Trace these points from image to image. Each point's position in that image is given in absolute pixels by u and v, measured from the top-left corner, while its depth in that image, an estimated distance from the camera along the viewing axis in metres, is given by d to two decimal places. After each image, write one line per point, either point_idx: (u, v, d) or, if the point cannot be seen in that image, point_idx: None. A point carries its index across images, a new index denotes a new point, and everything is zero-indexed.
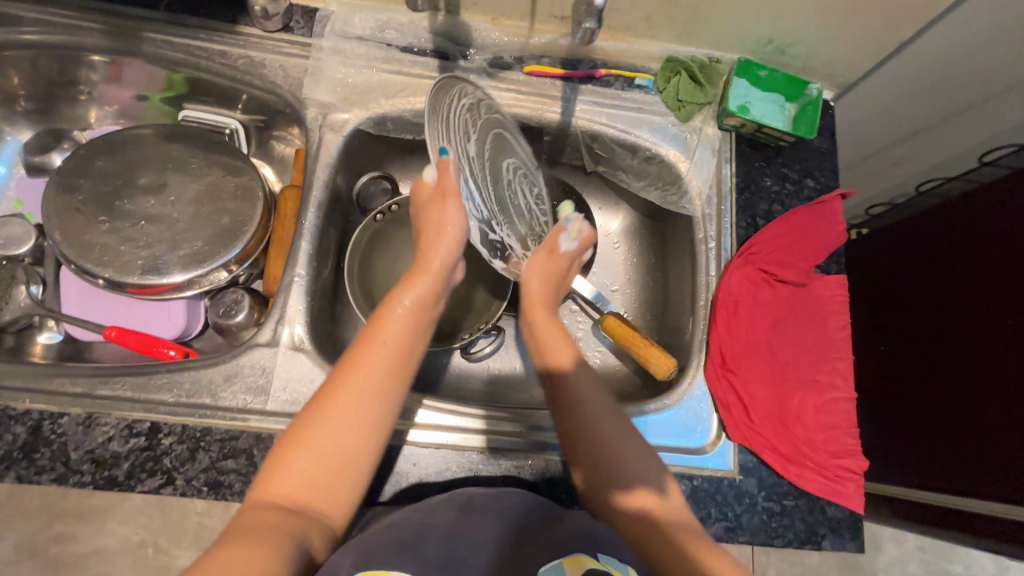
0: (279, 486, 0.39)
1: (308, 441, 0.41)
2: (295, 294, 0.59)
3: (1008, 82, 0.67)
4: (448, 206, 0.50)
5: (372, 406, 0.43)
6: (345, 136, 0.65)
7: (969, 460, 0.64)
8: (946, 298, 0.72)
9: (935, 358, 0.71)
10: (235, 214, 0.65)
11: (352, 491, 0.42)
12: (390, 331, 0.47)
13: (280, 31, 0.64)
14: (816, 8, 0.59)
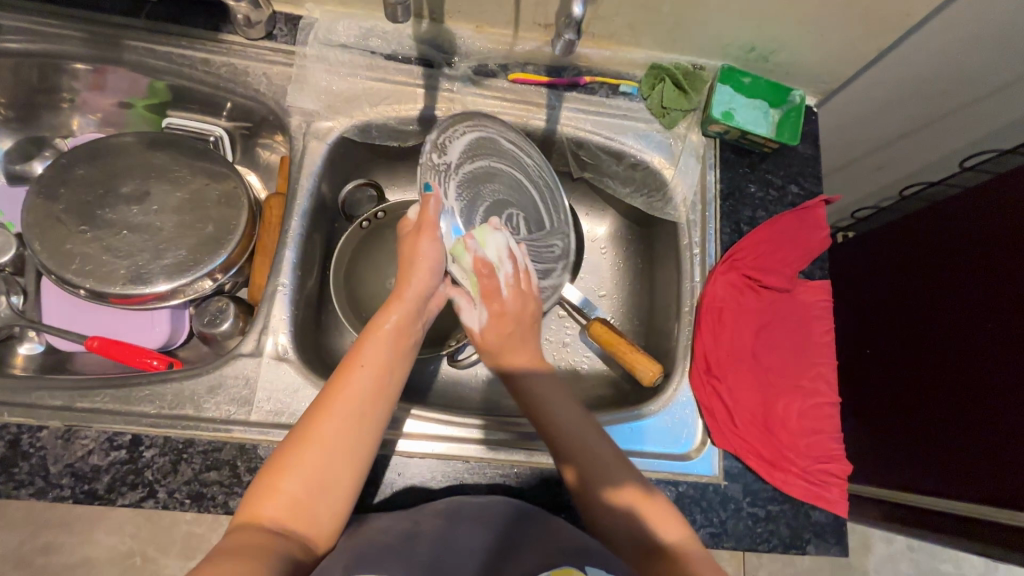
0: (265, 508, 0.40)
1: (293, 463, 0.41)
2: (279, 303, 0.59)
3: (988, 89, 0.68)
4: (423, 239, 0.51)
5: (356, 428, 0.44)
6: (330, 144, 0.65)
7: (955, 461, 0.64)
8: (929, 305, 0.72)
9: (916, 367, 0.72)
10: (219, 222, 0.64)
11: (338, 509, 0.42)
12: (372, 352, 0.47)
13: (263, 39, 0.64)
14: (797, 17, 0.59)
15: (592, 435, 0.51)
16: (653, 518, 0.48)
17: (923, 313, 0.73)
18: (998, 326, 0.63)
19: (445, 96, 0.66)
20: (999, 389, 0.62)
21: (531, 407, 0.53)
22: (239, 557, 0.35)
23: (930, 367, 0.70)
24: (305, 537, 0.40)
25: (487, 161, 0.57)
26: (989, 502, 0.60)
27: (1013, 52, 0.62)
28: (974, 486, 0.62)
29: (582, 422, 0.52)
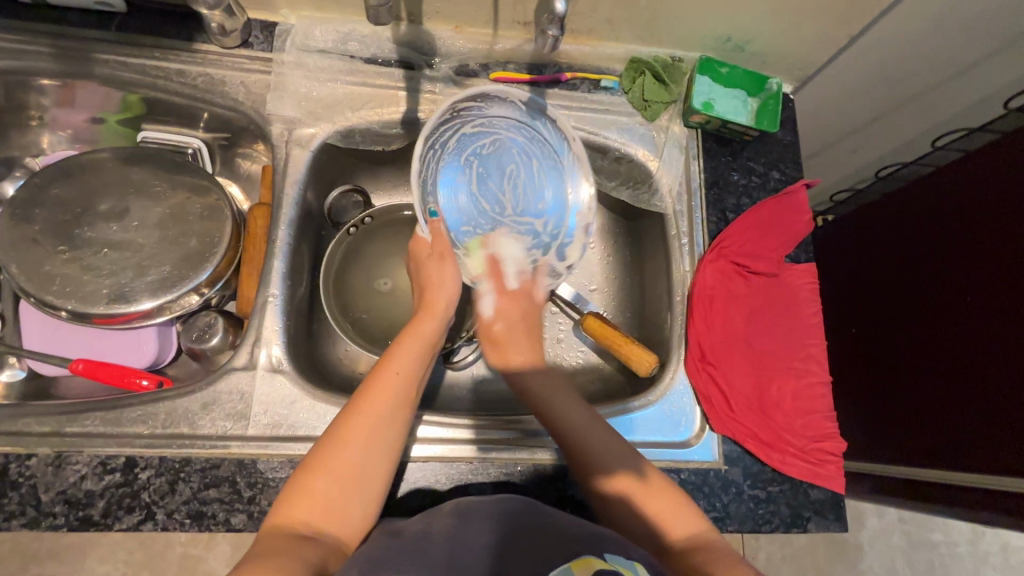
0: (299, 510, 0.43)
1: (330, 465, 0.45)
2: (271, 314, 0.58)
3: (953, 69, 0.70)
4: (448, 264, 0.59)
5: (385, 433, 0.48)
6: (313, 151, 0.63)
7: (941, 431, 0.66)
8: (916, 281, 0.73)
9: (906, 342, 0.73)
10: (202, 236, 0.64)
11: (363, 508, 0.46)
12: (400, 362, 0.52)
13: (238, 47, 0.63)
14: (771, 5, 0.60)
15: (604, 441, 0.52)
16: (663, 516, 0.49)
17: (912, 290, 0.74)
18: (981, 302, 0.65)
19: (428, 98, 0.66)
20: (982, 363, 0.63)
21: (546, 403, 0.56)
22: (272, 558, 0.38)
23: (921, 342, 0.71)
24: (334, 538, 0.44)
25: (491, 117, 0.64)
26: (969, 470, 0.62)
27: (977, 33, 0.64)
28: (955, 457, 0.64)
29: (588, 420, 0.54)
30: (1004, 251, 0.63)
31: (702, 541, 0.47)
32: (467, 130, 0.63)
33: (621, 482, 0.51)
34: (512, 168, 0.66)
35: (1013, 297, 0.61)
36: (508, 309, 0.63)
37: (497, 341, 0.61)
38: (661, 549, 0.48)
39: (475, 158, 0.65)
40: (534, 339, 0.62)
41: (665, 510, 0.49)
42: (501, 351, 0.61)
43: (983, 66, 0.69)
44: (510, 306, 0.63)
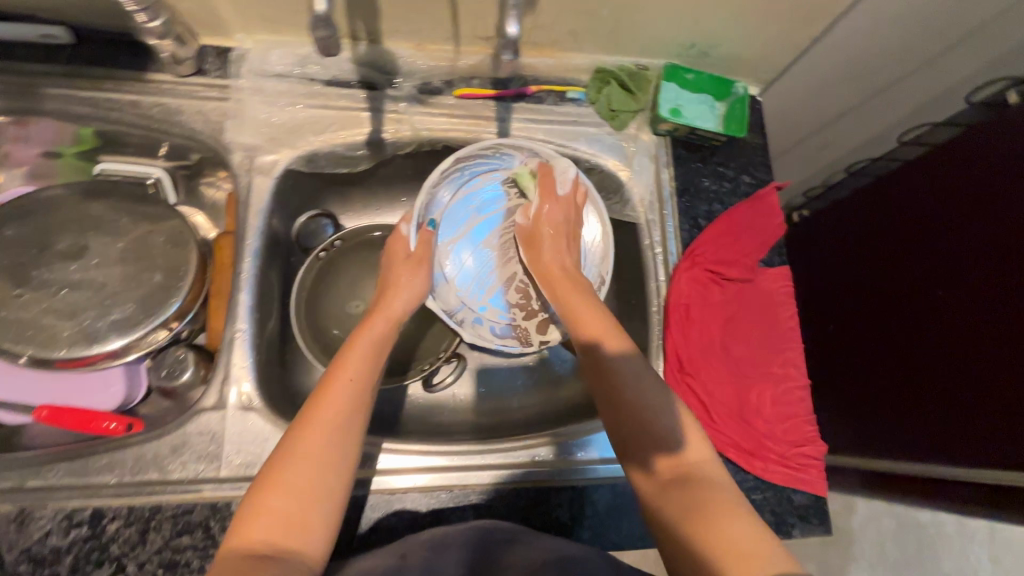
0: (253, 533, 0.41)
1: (283, 481, 0.43)
2: (239, 349, 0.57)
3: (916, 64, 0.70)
4: (422, 269, 0.62)
5: (340, 440, 0.46)
6: (275, 179, 0.62)
7: (926, 417, 0.67)
8: (899, 275, 0.74)
9: (894, 337, 0.74)
10: (167, 270, 0.62)
11: (326, 522, 0.43)
12: (353, 367, 0.51)
13: (193, 75, 0.61)
14: (732, 10, 0.60)
15: (639, 407, 0.50)
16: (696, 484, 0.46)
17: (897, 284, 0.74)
18: (962, 293, 0.65)
19: (392, 118, 0.64)
20: (958, 347, 0.65)
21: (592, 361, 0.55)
22: None
23: (902, 333, 0.72)
24: (299, 557, 0.41)
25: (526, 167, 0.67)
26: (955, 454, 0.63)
27: (938, 28, 0.64)
28: (941, 450, 0.65)
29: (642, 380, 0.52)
30: (982, 242, 0.64)
31: (708, 483, 0.46)
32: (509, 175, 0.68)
33: (629, 437, 0.50)
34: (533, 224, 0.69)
35: (993, 287, 0.62)
36: (544, 219, 0.64)
37: (533, 243, 0.65)
38: (663, 496, 0.46)
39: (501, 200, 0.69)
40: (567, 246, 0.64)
41: (669, 457, 0.48)
42: (536, 254, 0.64)
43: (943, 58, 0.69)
44: (545, 209, 0.64)
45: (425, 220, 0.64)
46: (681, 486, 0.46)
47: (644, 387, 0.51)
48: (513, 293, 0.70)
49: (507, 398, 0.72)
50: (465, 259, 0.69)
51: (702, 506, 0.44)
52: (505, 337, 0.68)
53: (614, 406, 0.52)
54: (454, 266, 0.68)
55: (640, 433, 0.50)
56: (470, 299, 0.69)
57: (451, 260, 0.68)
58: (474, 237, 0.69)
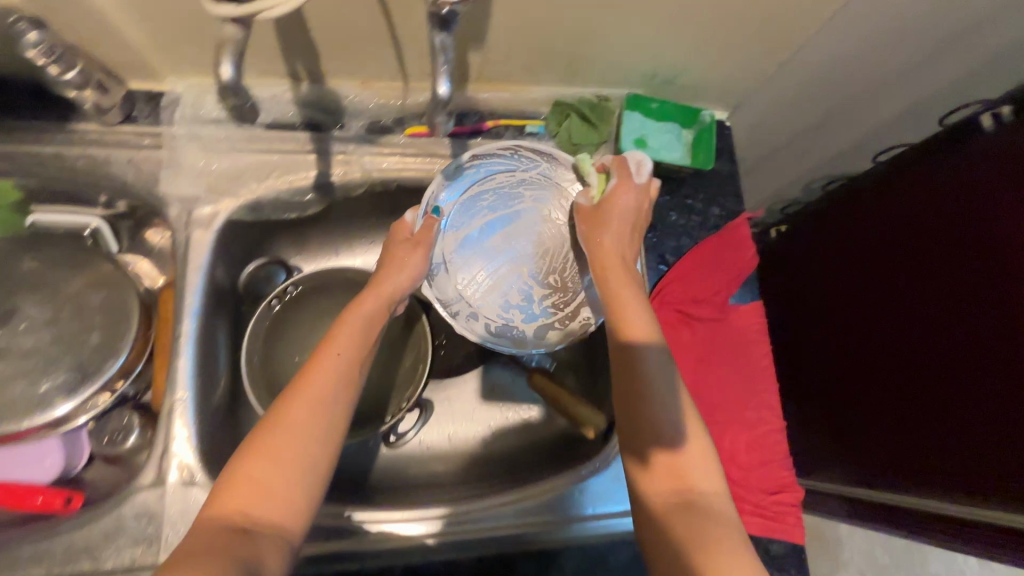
0: (228, 503, 0.40)
1: (266, 451, 0.42)
2: (180, 419, 0.53)
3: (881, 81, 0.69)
4: (419, 253, 0.57)
5: (324, 413, 0.45)
6: (216, 231, 0.58)
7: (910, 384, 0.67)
8: (891, 296, 0.71)
9: (887, 362, 0.70)
10: (106, 330, 0.60)
11: (306, 499, 0.42)
12: (342, 342, 0.49)
13: (122, 123, 0.57)
14: (692, 40, 0.58)
15: (656, 411, 0.46)
16: (697, 502, 0.43)
17: (881, 284, 0.73)
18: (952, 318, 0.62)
19: (340, 159, 0.60)
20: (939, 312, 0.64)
21: (622, 359, 0.48)
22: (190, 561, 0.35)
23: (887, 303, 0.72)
24: (272, 531, 0.40)
25: (541, 168, 0.63)
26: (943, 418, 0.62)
27: None
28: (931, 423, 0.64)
29: (658, 385, 0.46)
30: (971, 263, 0.60)
31: (709, 511, 0.42)
32: (526, 176, 0.64)
33: (638, 435, 0.46)
34: (547, 228, 0.65)
35: (987, 312, 0.58)
36: (620, 203, 0.56)
37: (599, 220, 0.55)
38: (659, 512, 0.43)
39: (516, 198, 0.65)
40: (633, 237, 0.56)
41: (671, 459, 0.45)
42: (596, 234, 0.55)
43: (910, 78, 0.67)
44: (617, 192, 0.56)
45: (433, 207, 0.60)
46: (681, 509, 0.42)
47: (664, 394, 0.46)
48: (517, 295, 0.66)
49: (476, 444, 0.69)
50: (470, 254, 0.64)
51: (701, 527, 0.41)
52: (499, 338, 0.63)
53: (632, 404, 0.46)
54: (458, 257, 0.64)
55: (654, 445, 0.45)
56: (469, 293, 0.64)
57: (453, 250, 0.64)
58: (483, 232, 0.65)
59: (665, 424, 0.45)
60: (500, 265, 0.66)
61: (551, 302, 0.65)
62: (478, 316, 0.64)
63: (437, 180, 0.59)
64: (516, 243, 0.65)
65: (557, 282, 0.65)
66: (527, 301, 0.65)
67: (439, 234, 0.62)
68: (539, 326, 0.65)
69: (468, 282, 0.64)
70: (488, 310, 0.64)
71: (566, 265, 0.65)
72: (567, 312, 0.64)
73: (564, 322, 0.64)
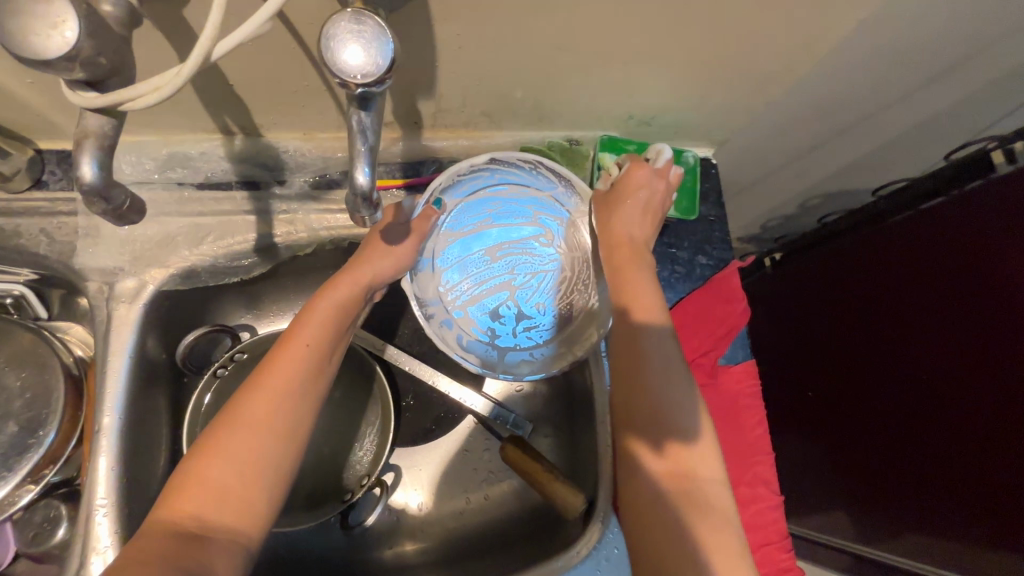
0: (180, 506, 0.37)
1: (222, 448, 0.39)
2: (100, 529, 0.47)
3: (875, 114, 0.63)
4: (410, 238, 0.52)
5: (289, 408, 0.41)
6: (144, 304, 0.52)
7: (918, 370, 0.63)
8: (881, 310, 0.69)
9: (887, 355, 0.67)
10: (26, 417, 0.54)
11: (268, 501, 0.39)
12: (314, 330, 0.45)
13: (31, 190, 0.51)
14: (668, 81, 0.52)
15: (664, 397, 0.44)
16: (697, 500, 0.42)
17: (879, 268, 0.69)
18: (949, 326, 0.60)
19: (283, 219, 0.54)
20: (943, 293, 0.60)
21: (630, 345, 0.47)
22: None
23: (887, 285, 0.68)
24: (232, 538, 0.37)
25: (558, 193, 0.59)
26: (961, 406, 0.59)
27: (900, 84, 0.57)
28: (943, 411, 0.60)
29: (670, 376, 0.45)
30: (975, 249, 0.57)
31: (705, 508, 0.42)
32: (539, 195, 0.60)
33: (651, 427, 0.44)
34: (543, 252, 0.63)
35: (985, 321, 0.56)
36: (634, 186, 0.52)
37: (612, 203, 0.52)
38: (650, 513, 0.42)
39: (523, 215, 0.62)
40: (649, 222, 0.53)
41: (681, 449, 0.43)
42: (607, 217, 0.52)
43: (907, 103, 0.62)
44: (635, 172, 0.53)
45: (435, 199, 0.55)
46: (683, 506, 0.42)
47: (668, 373, 0.45)
48: (498, 313, 0.63)
49: (447, 520, 0.64)
50: (458, 259, 0.61)
51: (704, 527, 0.41)
52: (470, 351, 0.59)
53: (638, 388, 0.45)
54: (445, 258, 0.60)
55: (673, 438, 0.43)
56: (449, 298, 0.61)
57: (445, 249, 0.60)
58: (482, 239, 0.62)
59: (683, 420, 0.44)
60: (487, 278, 0.63)
61: (532, 331, 0.62)
62: (453, 326, 0.60)
63: (444, 176, 0.53)
64: (508, 259, 0.63)
65: (543, 312, 0.62)
66: (506, 322, 0.62)
67: (436, 229, 0.58)
68: (515, 354, 0.60)
69: (451, 286, 0.61)
70: (466, 324, 0.61)
71: (556, 299, 0.62)
72: (552, 339, 0.61)
73: (544, 353, 0.60)
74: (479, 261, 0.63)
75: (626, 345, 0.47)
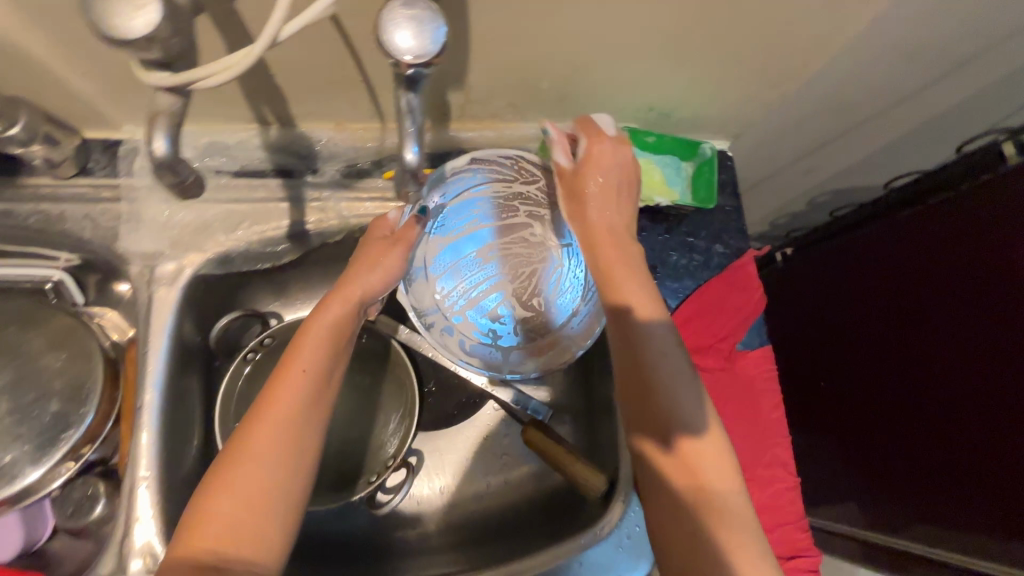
0: (198, 541, 0.38)
1: (231, 482, 0.39)
2: (142, 501, 0.49)
3: (888, 110, 0.65)
4: (400, 247, 0.51)
5: (292, 437, 0.42)
6: (182, 287, 0.54)
7: (940, 388, 0.63)
8: (904, 324, 0.68)
9: (909, 370, 0.67)
10: (69, 396, 0.56)
11: (283, 529, 0.40)
12: (310, 355, 0.45)
13: (77, 176, 0.53)
14: (690, 75, 0.54)
15: (671, 405, 0.43)
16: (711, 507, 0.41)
17: (900, 281, 0.69)
18: (977, 347, 0.59)
19: (315, 207, 0.56)
20: (971, 315, 0.60)
21: (633, 356, 0.45)
22: None
23: (913, 302, 0.67)
24: (248, 569, 0.38)
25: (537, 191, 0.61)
26: (985, 429, 0.59)
27: (913, 77, 0.58)
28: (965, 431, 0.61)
29: (679, 384, 0.44)
30: (1004, 276, 0.56)
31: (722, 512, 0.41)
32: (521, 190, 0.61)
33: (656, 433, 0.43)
34: (534, 247, 0.64)
35: (1010, 347, 0.56)
36: (596, 165, 0.50)
37: (578, 193, 0.51)
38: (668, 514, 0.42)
39: (510, 213, 0.63)
40: (622, 199, 0.51)
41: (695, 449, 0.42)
42: (580, 208, 0.50)
43: (921, 98, 0.63)
44: (596, 151, 0.50)
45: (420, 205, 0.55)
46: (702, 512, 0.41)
47: (676, 381, 0.44)
48: (498, 314, 0.63)
49: (468, 503, 0.65)
50: (452, 264, 0.63)
51: (722, 527, 0.40)
52: (473, 356, 0.61)
53: (645, 401, 0.44)
54: (438, 264, 0.62)
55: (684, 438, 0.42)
56: (447, 305, 0.62)
57: (436, 255, 0.61)
58: (472, 241, 0.63)
59: (686, 422, 0.43)
60: (481, 280, 0.64)
61: (532, 327, 0.63)
62: (454, 329, 0.61)
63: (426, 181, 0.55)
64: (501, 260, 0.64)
65: (541, 307, 0.63)
66: (507, 322, 0.63)
67: (425, 238, 0.60)
68: (517, 351, 0.62)
69: (447, 293, 0.62)
70: (466, 327, 0.62)
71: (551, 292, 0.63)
72: (548, 336, 0.62)
73: (544, 348, 0.61)
74: (470, 263, 0.64)
75: (625, 357, 0.46)
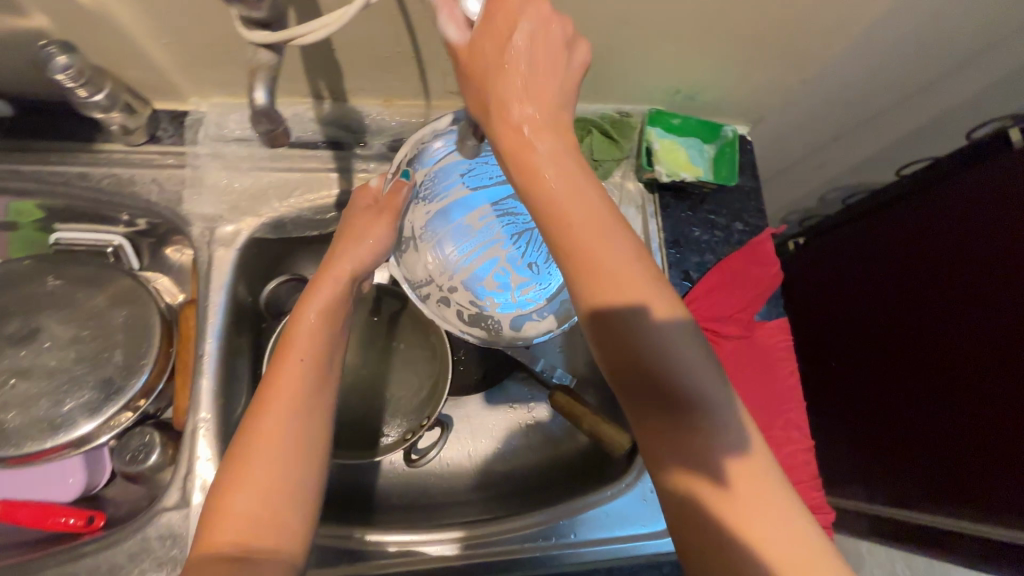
0: (220, 532, 0.38)
1: (248, 474, 0.40)
2: (200, 441, 0.54)
3: (902, 100, 0.68)
4: (383, 220, 0.54)
5: (299, 427, 0.43)
6: (238, 249, 0.58)
7: (959, 390, 0.65)
8: (924, 327, 0.70)
9: (926, 373, 0.68)
10: (128, 348, 0.59)
11: (304, 515, 0.41)
12: (306, 344, 0.47)
13: (147, 143, 0.57)
14: (716, 59, 0.58)
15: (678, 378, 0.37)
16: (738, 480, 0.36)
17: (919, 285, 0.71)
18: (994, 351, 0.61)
19: (362, 177, 0.60)
20: (989, 320, 0.61)
21: (618, 320, 0.36)
22: None
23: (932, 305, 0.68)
24: (274, 556, 0.39)
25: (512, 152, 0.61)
26: (996, 430, 0.60)
27: (926, 67, 0.62)
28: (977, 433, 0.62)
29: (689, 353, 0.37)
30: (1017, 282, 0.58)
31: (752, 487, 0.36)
32: None
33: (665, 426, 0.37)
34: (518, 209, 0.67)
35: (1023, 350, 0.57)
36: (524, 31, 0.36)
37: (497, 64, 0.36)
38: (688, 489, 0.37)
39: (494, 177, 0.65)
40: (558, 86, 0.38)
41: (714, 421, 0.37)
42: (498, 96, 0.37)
43: (932, 88, 0.67)
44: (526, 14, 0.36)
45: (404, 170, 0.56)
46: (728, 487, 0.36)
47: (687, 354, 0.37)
48: (491, 279, 0.66)
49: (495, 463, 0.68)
50: (443, 233, 0.65)
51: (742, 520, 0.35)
52: (473, 324, 0.63)
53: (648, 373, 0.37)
54: (429, 233, 0.64)
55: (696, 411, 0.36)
56: (441, 275, 0.64)
57: (426, 223, 0.64)
58: (461, 207, 0.66)
59: (695, 396, 0.37)
60: (468, 246, 0.66)
61: (529, 292, 0.65)
62: (450, 297, 0.64)
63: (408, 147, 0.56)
64: (486, 223, 0.67)
65: (534, 270, 0.66)
66: (503, 287, 0.66)
67: (413, 205, 0.62)
68: (515, 316, 0.64)
69: (440, 263, 0.65)
70: (461, 295, 0.65)
71: (544, 257, 0.67)
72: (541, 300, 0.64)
73: (540, 309, 0.64)
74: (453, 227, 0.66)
75: (606, 321, 0.37)
